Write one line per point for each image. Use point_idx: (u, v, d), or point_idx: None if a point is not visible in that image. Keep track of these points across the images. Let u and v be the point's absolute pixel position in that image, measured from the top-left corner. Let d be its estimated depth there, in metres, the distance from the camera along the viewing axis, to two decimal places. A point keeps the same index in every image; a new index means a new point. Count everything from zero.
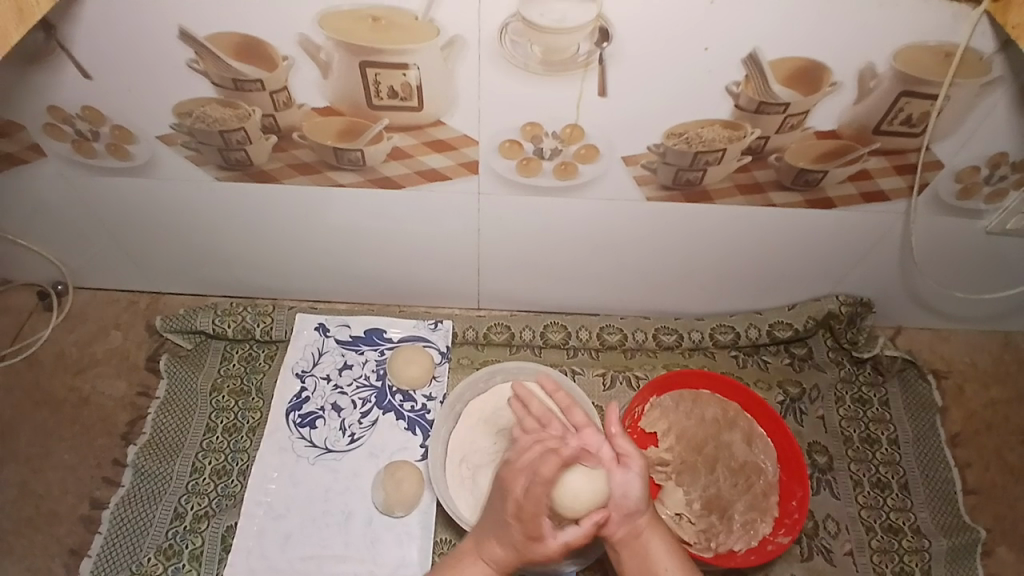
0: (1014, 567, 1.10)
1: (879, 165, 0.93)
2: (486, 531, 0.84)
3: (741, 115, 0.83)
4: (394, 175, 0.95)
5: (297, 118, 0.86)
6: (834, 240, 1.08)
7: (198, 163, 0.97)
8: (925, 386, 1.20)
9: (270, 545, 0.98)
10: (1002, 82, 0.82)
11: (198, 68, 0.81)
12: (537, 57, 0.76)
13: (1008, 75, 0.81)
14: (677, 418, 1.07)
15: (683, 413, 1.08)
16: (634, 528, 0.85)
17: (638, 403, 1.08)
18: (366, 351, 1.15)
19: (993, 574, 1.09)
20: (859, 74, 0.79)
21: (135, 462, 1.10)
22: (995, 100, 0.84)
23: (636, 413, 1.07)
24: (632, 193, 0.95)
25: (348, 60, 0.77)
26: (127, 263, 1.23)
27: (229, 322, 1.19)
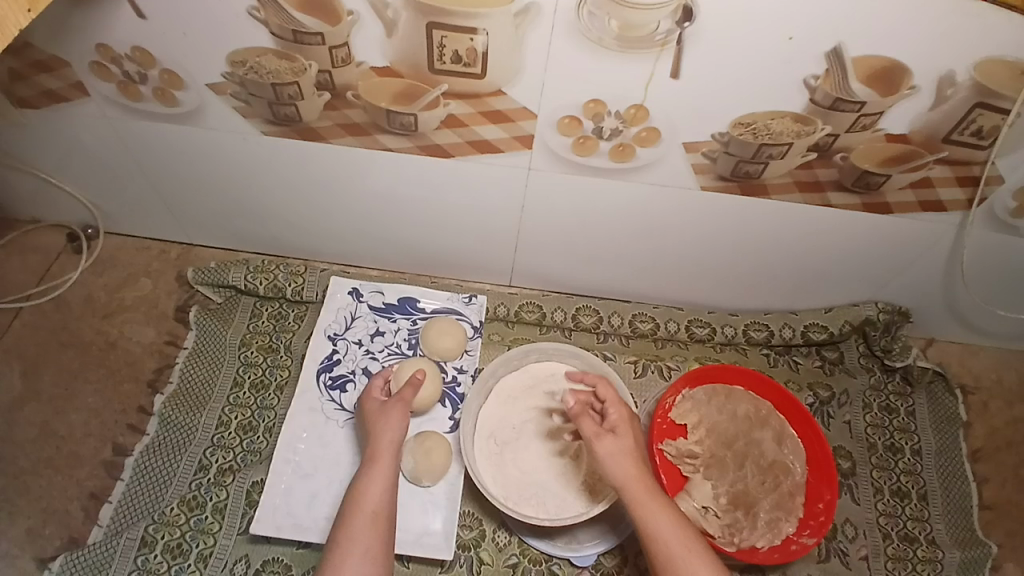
0: None
1: (943, 174, 0.90)
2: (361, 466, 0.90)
3: (814, 111, 0.80)
4: (443, 144, 0.93)
5: (354, 77, 0.84)
6: (885, 245, 1.05)
7: (245, 115, 0.95)
8: (952, 401, 1.19)
9: (297, 503, 0.98)
10: None
11: (258, 16, 0.79)
12: (613, 32, 0.73)
13: None
14: (707, 411, 1.06)
15: (713, 407, 1.07)
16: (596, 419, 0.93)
17: (670, 393, 1.05)
18: (399, 320, 1.14)
19: None
20: (939, 81, 0.76)
21: (161, 410, 1.10)
22: None
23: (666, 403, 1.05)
24: (686, 181, 0.93)
25: (415, 20, 0.74)
26: (160, 210, 1.22)
27: (261, 278, 1.19)
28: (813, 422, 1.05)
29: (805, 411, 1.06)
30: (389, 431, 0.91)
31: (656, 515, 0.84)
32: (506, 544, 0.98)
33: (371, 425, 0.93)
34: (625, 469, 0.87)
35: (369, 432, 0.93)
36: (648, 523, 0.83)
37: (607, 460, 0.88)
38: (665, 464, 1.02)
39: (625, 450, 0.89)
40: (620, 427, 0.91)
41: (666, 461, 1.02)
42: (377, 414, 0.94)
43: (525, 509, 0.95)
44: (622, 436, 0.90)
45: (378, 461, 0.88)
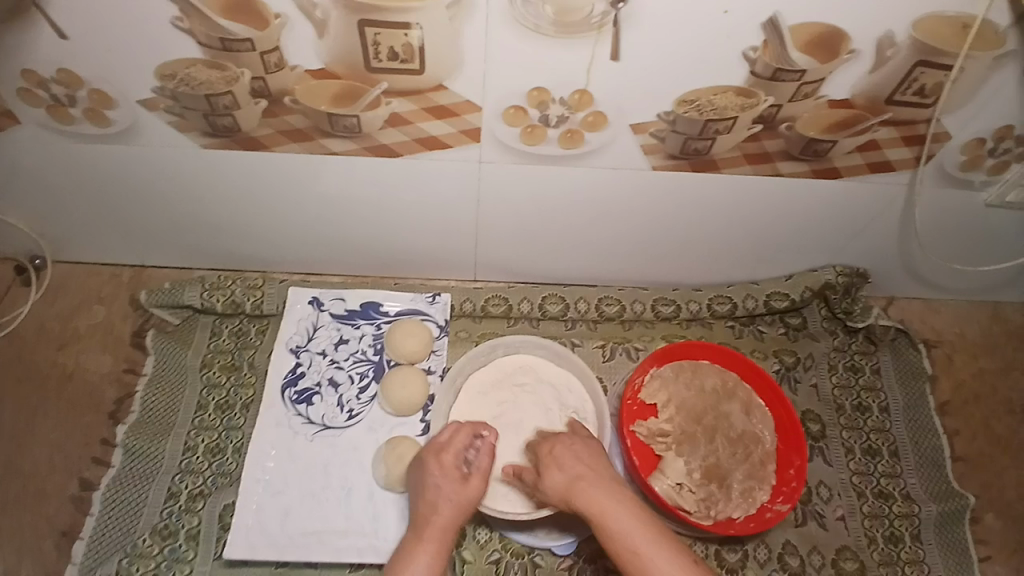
0: (997, 533, 1.13)
1: (889, 136, 0.91)
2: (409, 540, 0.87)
3: (755, 83, 0.80)
4: (391, 143, 0.91)
5: (289, 81, 0.81)
6: (838, 211, 1.06)
7: (183, 129, 0.92)
8: (916, 356, 1.21)
9: (269, 519, 0.97)
10: (1017, 55, 0.81)
11: (183, 26, 0.76)
12: (550, 18, 0.72)
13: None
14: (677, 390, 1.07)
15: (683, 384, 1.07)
16: (594, 506, 0.85)
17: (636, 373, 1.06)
18: (363, 326, 1.12)
19: (982, 541, 1.12)
20: (877, 43, 0.77)
21: (123, 441, 1.06)
22: (1009, 74, 0.83)
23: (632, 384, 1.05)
24: (638, 162, 0.93)
25: (346, 19, 0.72)
26: (107, 233, 1.17)
27: (217, 296, 1.16)
28: (777, 390, 1.07)
29: (769, 379, 1.08)
30: (438, 492, 0.88)
31: (662, 563, 0.79)
32: (488, 540, 0.98)
33: (427, 480, 0.89)
34: (624, 523, 0.83)
35: (419, 493, 0.90)
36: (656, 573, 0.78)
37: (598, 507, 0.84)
38: (638, 445, 1.03)
39: (632, 542, 0.81)
40: (620, 515, 0.83)
41: (641, 444, 1.03)
42: (438, 465, 0.90)
43: (502, 504, 0.96)
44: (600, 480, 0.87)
45: (427, 536, 0.85)
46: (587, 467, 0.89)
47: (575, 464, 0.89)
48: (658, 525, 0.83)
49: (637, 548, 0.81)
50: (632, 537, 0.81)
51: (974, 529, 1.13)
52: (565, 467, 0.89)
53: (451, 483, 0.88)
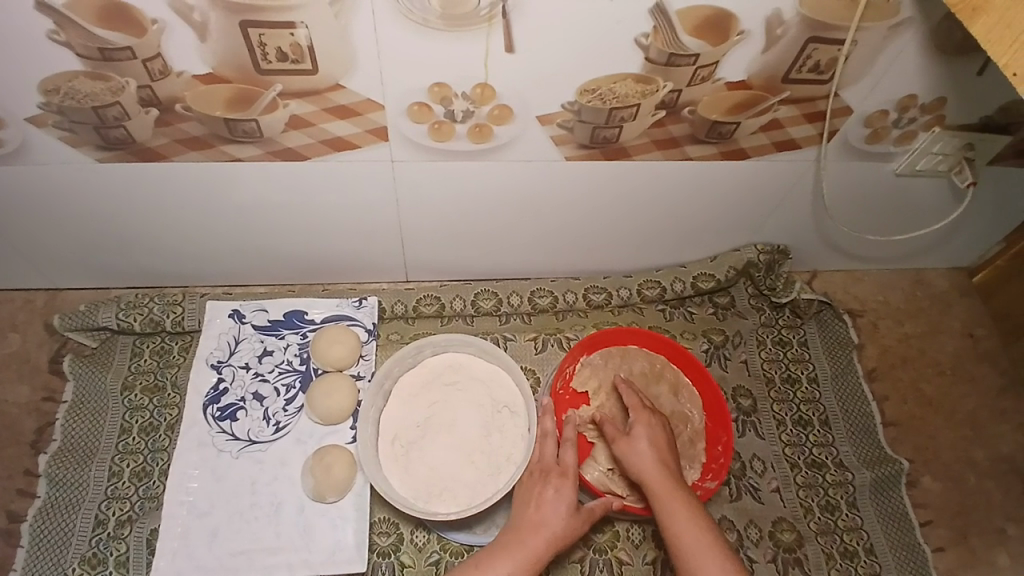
0: (935, 494, 1.18)
1: (790, 114, 0.93)
2: (483, 557, 0.85)
3: (652, 69, 0.81)
4: (297, 146, 0.88)
5: (179, 88, 0.78)
6: (754, 190, 1.09)
7: (75, 145, 0.87)
8: (842, 326, 1.26)
9: (197, 544, 0.95)
10: (912, 23, 0.82)
11: (58, 39, 0.72)
12: (437, 11, 0.71)
13: (917, 15, 0.81)
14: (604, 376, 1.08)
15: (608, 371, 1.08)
16: (655, 496, 0.87)
17: (556, 380, 1.06)
18: (287, 335, 1.10)
19: (920, 503, 1.17)
20: (767, 23, 0.78)
21: (46, 470, 1.02)
22: (906, 42, 0.84)
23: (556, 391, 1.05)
24: (551, 153, 0.93)
25: (227, 20, 0.70)
26: (12, 258, 1.11)
27: (134, 315, 1.11)
28: (703, 369, 1.09)
29: (695, 361, 1.10)
30: (541, 502, 0.89)
31: (690, 530, 0.84)
32: (426, 543, 0.99)
33: (531, 494, 0.90)
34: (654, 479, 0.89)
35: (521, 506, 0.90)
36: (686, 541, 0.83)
37: (633, 459, 0.91)
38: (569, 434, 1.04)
39: (688, 530, 0.84)
40: (674, 503, 0.86)
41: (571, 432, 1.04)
42: (539, 479, 0.91)
43: (437, 506, 0.95)
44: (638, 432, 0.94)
45: (506, 546, 0.85)
46: (641, 466, 0.91)
47: (638, 459, 0.91)
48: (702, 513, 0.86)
49: (688, 533, 0.83)
50: (670, 500, 0.86)
51: (911, 491, 1.18)
52: (635, 462, 0.91)
53: (545, 492, 0.89)
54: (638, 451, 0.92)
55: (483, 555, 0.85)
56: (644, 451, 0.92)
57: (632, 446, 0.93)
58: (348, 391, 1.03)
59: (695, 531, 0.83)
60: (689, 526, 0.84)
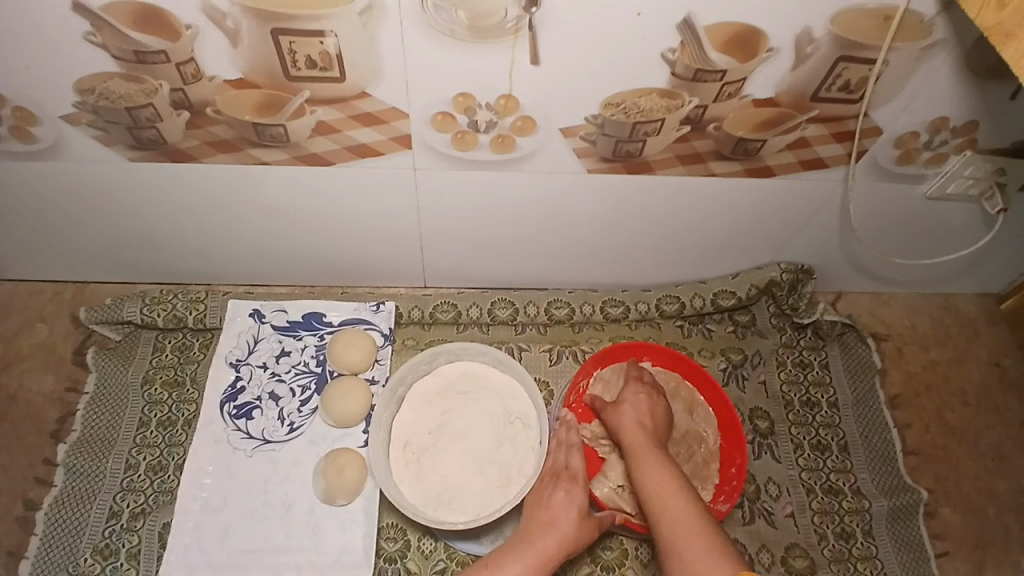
0: (958, 527, 1.14)
1: (818, 133, 0.92)
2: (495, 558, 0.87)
3: (677, 85, 0.81)
4: (322, 152, 0.90)
5: (209, 92, 0.80)
6: (778, 208, 1.07)
7: (108, 143, 0.90)
8: (866, 350, 1.23)
9: (208, 541, 0.96)
10: (947, 43, 0.80)
11: (97, 41, 0.74)
12: (464, 23, 0.71)
13: (952, 36, 0.79)
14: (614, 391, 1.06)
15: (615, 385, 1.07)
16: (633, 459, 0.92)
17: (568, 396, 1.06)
18: (305, 337, 1.11)
19: (942, 535, 1.13)
20: (795, 40, 0.77)
21: (66, 460, 1.04)
22: (939, 62, 0.83)
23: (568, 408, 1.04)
24: (572, 165, 0.93)
25: (258, 28, 0.71)
26: (45, 250, 1.14)
27: (158, 311, 1.13)
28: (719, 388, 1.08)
29: (710, 378, 1.08)
30: (551, 507, 0.91)
31: (658, 476, 0.89)
32: (432, 551, 0.98)
33: (541, 500, 0.93)
34: (634, 434, 0.95)
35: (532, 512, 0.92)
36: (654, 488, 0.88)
37: (617, 420, 0.97)
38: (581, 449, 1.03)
39: (663, 487, 0.87)
40: (654, 465, 0.90)
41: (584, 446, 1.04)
42: (549, 484, 0.94)
43: (444, 514, 0.95)
44: (628, 397, 1.00)
45: (519, 550, 0.87)
46: (621, 428, 0.96)
47: (619, 423, 0.97)
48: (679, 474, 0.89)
49: (663, 493, 0.87)
50: (642, 449, 0.92)
51: (932, 523, 1.14)
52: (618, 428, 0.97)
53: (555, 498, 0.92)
54: (620, 415, 0.98)
55: (497, 554, 0.88)
56: (629, 412, 0.98)
57: (624, 408, 0.98)
58: (363, 395, 1.03)
59: (662, 477, 0.88)
60: (658, 474, 0.89)
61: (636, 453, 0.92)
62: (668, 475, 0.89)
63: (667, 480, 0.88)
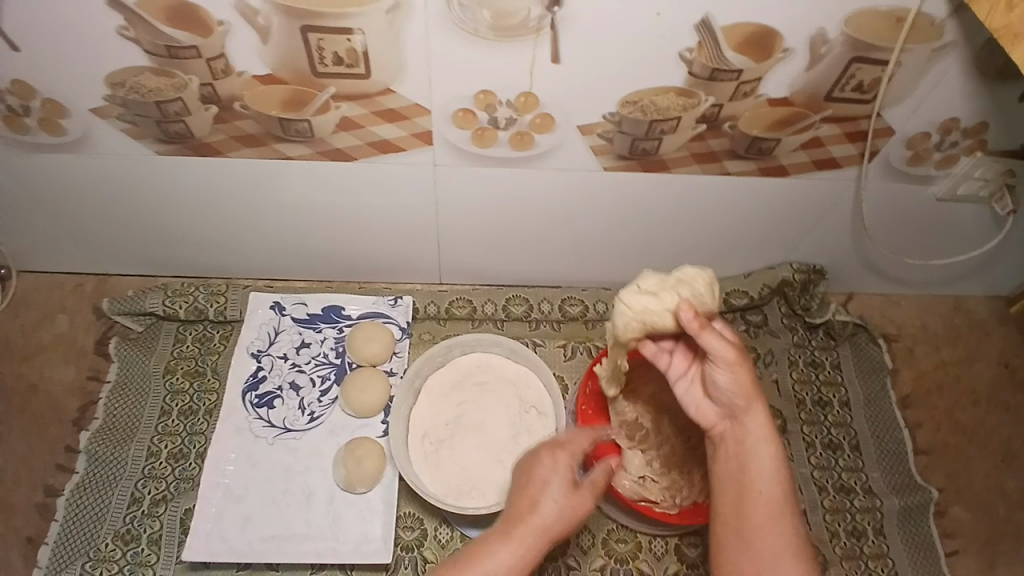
0: (966, 525, 1.15)
1: (831, 132, 0.93)
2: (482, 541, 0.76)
3: (695, 83, 0.82)
4: (344, 147, 0.92)
5: (237, 87, 0.82)
6: (790, 208, 1.09)
7: (136, 137, 0.92)
8: (877, 349, 1.24)
9: (229, 527, 0.98)
10: (959, 44, 0.82)
11: (129, 36, 0.77)
12: (486, 22, 0.74)
13: (964, 37, 0.81)
14: (662, 306, 0.82)
15: (675, 285, 0.84)
16: (741, 442, 0.78)
17: (683, 309, 0.76)
18: (325, 329, 1.13)
19: (951, 533, 1.14)
20: (811, 40, 0.78)
21: (88, 447, 1.06)
22: (951, 64, 0.84)
23: (687, 322, 0.76)
24: (590, 162, 0.94)
25: (288, 24, 0.74)
26: (70, 243, 1.17)
27: (180, 302, 1.15)
28: None
29: None
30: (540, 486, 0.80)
31: (759, 451, 0.77)
32: (449, 539, 1.01)
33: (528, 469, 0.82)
34: (737, 402, 0.78)
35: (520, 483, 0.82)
36: (750, 457, 0.77)
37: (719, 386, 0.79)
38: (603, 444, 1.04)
39: (765, 482, 0.76)
40: (761, 442, 0.77)
41: None
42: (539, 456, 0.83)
43: (465, 503, 0.96)
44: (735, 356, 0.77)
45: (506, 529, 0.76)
46: (743, 393, 0.77)
47: (739, 387, 0.77)
48: (789, 480, 0.77)
49: (758, 475, 0.76)
50: (748, 412, 0.78)
51: (941, 521, 1.15)
52: (724, 389, 0.79)
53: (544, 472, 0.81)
54: (732, 375, 0.77)
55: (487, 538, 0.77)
56: (727, 381, 0.78)
57: (723, 373, 0.78)
58: (376, 391, 1.05)
59: (760, 453, 0.76)
60: (759, 452, 0.77)
61: (744, 418, 0.78)
62: (768, 451, 0.76)
63: (768, 460, 0.76)
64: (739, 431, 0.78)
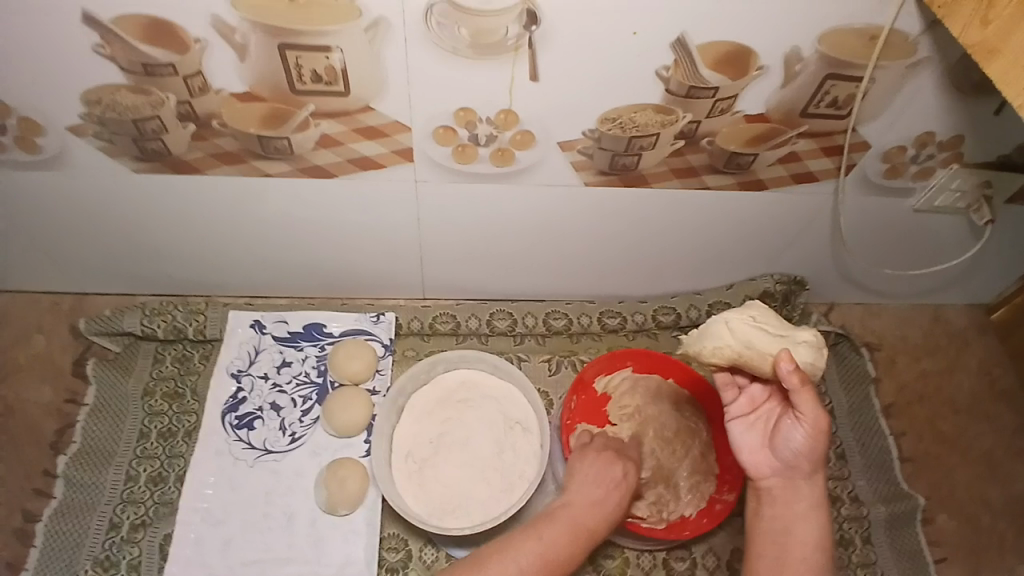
0: (950, 532, 1.16)
1: (808, 147, 0.95)
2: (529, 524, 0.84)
3: (672, 100, 0.83)
4: (326, 164, 0.91)
5: (215, 105, 0.82)
6: (770, 222, 1.10)
7: (114, 154, 0.91)
8: (858, 359, 1.25)
9: (210, 552, 0.96)
10: (930, 61, 0.83)
11: (104, 53, 0.76)
12: (465, 40, 0.74)
13: (934, 55, 0.83)
14: (769, 347, 0.81)
15: (789, 333, 0.82)
16: (791, 502, 0.84)
17: (785, 361, 0.78)
18: (306, 347, 1.12)
19: (935, 542, 1.15)
20: (786, 58, 0.80)
21: (66, 471, 1.04)
22: (922, 80, 0.86)
23: (788, 375, 0.77)
24: (571, 178, 0.95)
25: (266, 42, 0.73)
26: (44, 261, 1.15)
27: (158, 321, 1.13)
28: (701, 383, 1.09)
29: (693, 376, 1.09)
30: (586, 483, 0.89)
31: (803, 515, 0.83)
32: (434, 561, 0.99)
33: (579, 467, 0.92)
34: (801, 463, 0.82)
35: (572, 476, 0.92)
36: (795, 520, 0.83)
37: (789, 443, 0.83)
38: None
39: (806, 547, 0.82)
40: (808, 510, 0.83)
41: None
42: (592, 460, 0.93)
43: (449, 522, 0.96)
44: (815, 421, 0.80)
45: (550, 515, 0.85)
46: (810, 460, 0.82)
47: (811, 453, 0.81)
48: (827, 547, 0.84)
49: (801, 538, 0.83)
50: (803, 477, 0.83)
51: (925, 530, 1.16)
52: (794, 448, 0.82)
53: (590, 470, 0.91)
54: (808, 439, 0.81)
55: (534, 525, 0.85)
56: (799, 441, 0.82)
57: (795, 436, 0.82)
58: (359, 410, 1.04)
59: (807, 521, 0.83)
60: (804, 517, 0.83)
61: (800, 485, 0.84)
62: (813, 522, 0.83)
63: (813, 529, 0.83)
64: (789, 491, 0.84)
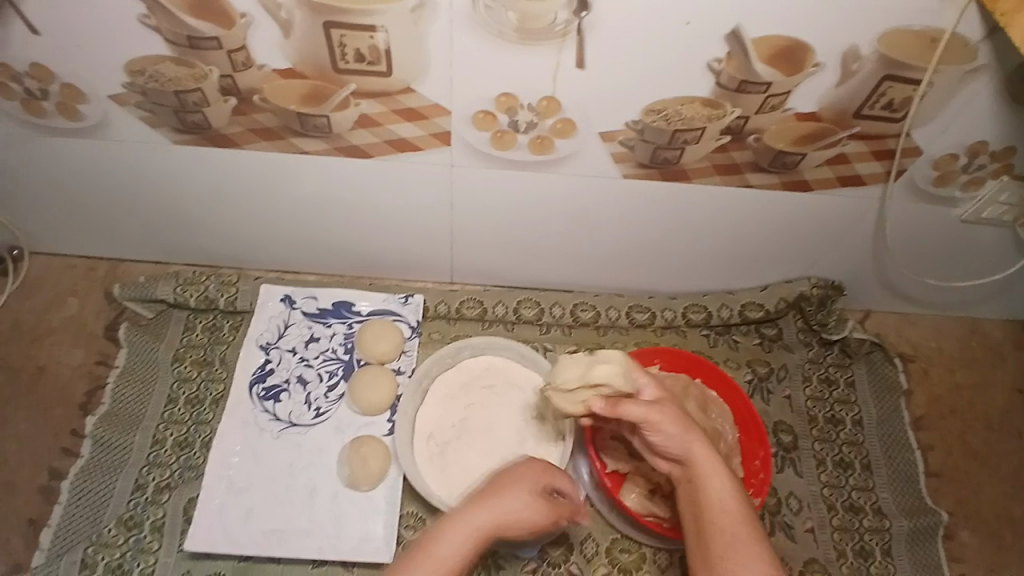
0: (975, 551, 1.13)
1: (857, 149, 0.91)
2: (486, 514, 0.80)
3: (722, 94, 0.80)
4: (362, 144, 0.91)
5: (256, 80, 0.82)
6: (810, 224, 1.07)
7: (154, 125, 0.92)
8: (891, 369, 1.21)
9: (231, 520, 0.98)
10: (995, 65, 0.79)
11: (150, 24, 0.76)
12: (512, 24, 0.72)
13: (1001, 58, 0.78)
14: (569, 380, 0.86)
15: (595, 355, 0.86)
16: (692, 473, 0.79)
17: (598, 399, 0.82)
18: (335, 325, 1.13)
19: (958, 560, 1.12)
20: (842, 56, 0.77)
21: (93, 432, 1.06)
22: (984, 84, 0.82)
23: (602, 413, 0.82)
24: (608, 169, 0.93)
25: (310, 19, 0.73)
26: (83, 227, 1.17)
27: (191, 291, 1.15)
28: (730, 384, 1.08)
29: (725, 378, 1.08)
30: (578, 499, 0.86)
31: (714, 485, 0.78)
32: None
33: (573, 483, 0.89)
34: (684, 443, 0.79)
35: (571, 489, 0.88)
36: (706, 493, 0.78)
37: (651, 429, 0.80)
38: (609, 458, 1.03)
39: (721, 509, 0.76)
40: (710, 475, 0.78)
41: None
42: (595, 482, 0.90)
43: None
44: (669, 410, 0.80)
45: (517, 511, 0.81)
46: (679, 438, 0.79)
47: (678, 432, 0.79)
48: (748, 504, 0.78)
49: (716, 508, 0.77)
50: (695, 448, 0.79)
51: (948, 547, 1.13)
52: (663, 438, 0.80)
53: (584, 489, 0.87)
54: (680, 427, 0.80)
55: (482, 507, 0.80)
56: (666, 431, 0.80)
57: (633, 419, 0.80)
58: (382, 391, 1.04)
59: (716, 488, 0.77)
60: (712, 482, 0.78)
61: (688, 459, 0.79)
62: (721, 484, 0.78)
63: (726, 490, 0.77)
64: (688, 471, 0.80)
